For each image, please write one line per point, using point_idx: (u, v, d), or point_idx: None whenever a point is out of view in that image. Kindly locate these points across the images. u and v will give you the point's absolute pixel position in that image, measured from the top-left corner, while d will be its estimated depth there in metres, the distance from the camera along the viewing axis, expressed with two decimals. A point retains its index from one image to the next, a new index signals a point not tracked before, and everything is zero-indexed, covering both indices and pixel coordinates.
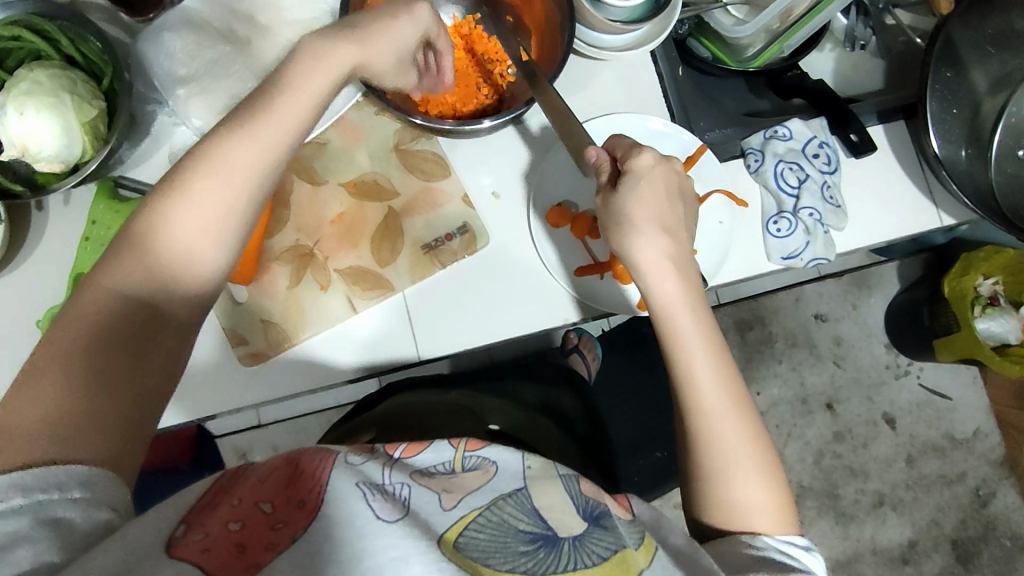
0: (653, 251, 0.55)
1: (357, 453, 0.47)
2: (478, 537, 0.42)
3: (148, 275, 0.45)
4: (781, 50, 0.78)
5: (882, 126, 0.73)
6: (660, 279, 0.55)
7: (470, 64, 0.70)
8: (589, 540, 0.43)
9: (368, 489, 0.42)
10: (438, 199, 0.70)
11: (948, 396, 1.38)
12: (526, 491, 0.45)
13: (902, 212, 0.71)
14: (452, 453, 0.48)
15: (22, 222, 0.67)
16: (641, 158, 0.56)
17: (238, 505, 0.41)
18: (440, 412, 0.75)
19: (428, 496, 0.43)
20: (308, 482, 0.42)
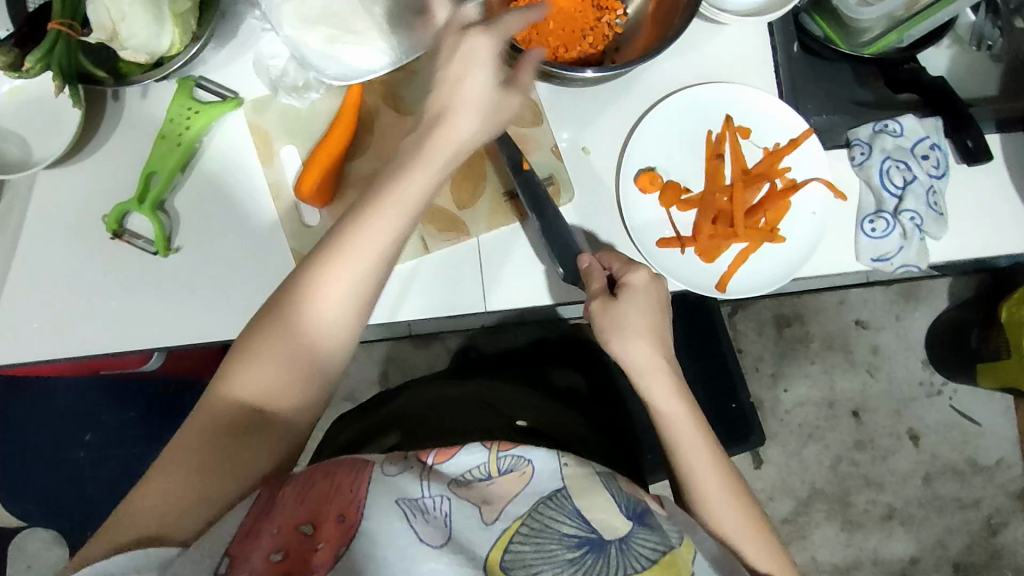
0: (648, 356, 0.58)
1: (392, 462, 0.50)
2: (524, 550, 0.45)
3: (267, 379, 0.51)
4: (898, 40, 0.73)
5: (999, 135, 0.69)
6: (653, 379, 0.58)
7: (579, 9, 0.66)
8: (635, 541, 0.47)
9: (408, 510, 0.47)
10: (527, 146, 0.66)
11: (976, 421, 1.36)
12: (566, 491, 0.48)
13: (1002, 228, 0.68)
14: (485, 455, 0.50)
15: (98, 110, 0.65)
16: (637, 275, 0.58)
17: (275, 534, 0.45)
18: (462, 412, 0.72)
19: (468, 510, 0.47)
20: (346, 495, 0.48)
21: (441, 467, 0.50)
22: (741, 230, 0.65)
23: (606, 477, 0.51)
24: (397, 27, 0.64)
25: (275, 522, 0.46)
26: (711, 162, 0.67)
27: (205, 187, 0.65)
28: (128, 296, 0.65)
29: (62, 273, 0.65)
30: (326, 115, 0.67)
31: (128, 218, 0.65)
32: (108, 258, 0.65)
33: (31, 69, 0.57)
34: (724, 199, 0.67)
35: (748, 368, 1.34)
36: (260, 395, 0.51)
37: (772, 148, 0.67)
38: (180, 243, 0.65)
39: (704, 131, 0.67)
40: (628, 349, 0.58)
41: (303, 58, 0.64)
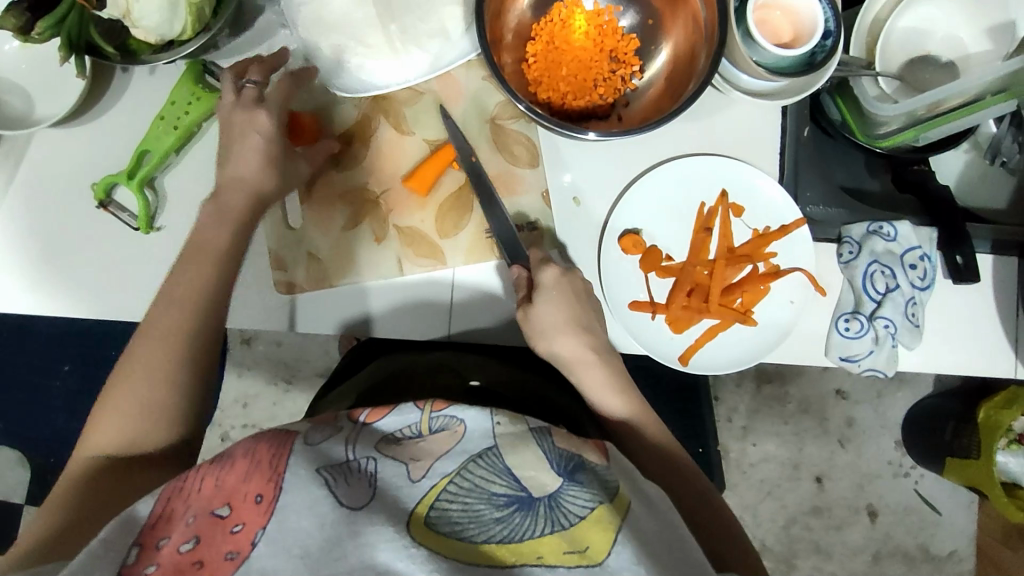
0: (570, 349, 0.62)
1: (319, 429, 0.49)
2: (451, 509, 0.43)
3: (119, 428, 0.54)
4: (914, 139, 0.72)
5: (990, 256, 0.68)
6: (604, 399, 0.62)
7: (594, 58, 0.65)
8: (564, 497, 0.44)
9: (330, 476, 0.44)
10: (518, 187, 0.66)
11: (937, 509, 1.34)
12: (497, 450, 0.46)
13: (974, 349, 0.67)
14: (418, 415, 0.49)
15: (103, 78, 0.66)
16: (544, 273, 0.62)
17: (187, 525, 0.41)
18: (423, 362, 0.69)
19: (395, 468, 0.45)
20: (262, 475, 0.43)
21: (371, 427, 0.49)
22: (714, 307, 0.66)
23: (539, 434, 0.49)
24: (410, 47, 0.63)
25: (188, 505, 0.42)
26: (698, 235, 0.66)
27: (197, 172, 0.66)
28: (106, 264, 0.66)
29: (45, 230, 0.66)
30: (324, 123, 0.67)
31: (115, 190, 0.65)
32: (90, 223, 0.66)
33: (39, 34, 0.58)
34: (704, 273, 0.67)
35: (721, 416, 1.34)
36: (168, 335, 0.56)
37: (762, 230, 0.67)
38: (163, 223, 0.66)
39: (697, 202, 0.67)
40: (554, 345, 0.62)
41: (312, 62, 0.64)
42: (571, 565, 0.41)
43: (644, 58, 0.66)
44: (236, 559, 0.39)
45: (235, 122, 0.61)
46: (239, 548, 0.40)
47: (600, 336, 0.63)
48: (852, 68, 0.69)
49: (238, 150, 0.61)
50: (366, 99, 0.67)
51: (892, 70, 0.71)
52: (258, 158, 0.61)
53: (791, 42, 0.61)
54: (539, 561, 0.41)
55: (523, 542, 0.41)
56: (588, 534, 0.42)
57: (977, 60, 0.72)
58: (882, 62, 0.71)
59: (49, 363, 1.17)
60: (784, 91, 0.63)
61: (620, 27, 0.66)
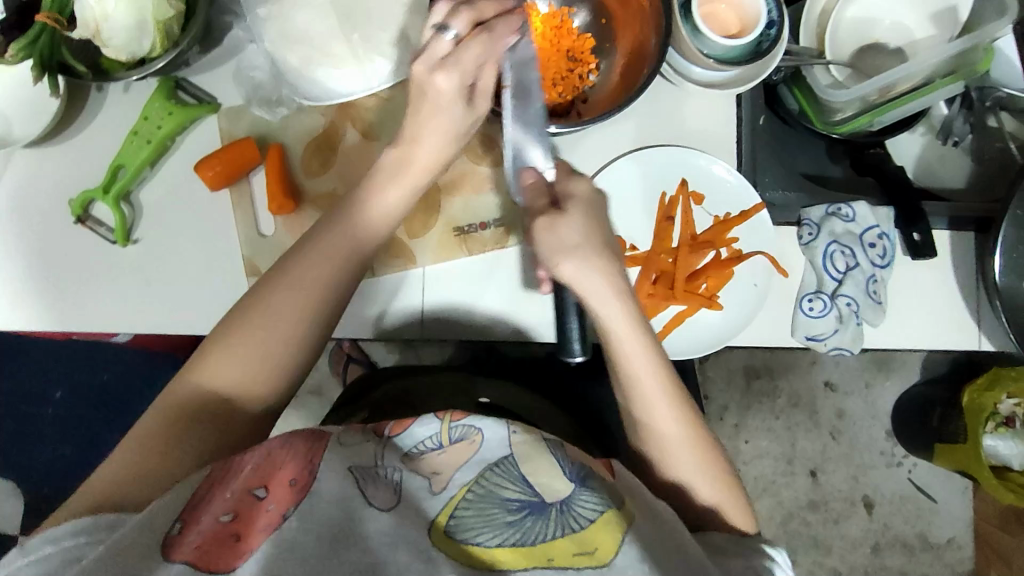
0: (601, 279, 0.52)
1: (350, 426, 0.51)
2: (466, 516, 0.45)
3: (236, 372, 0.52)
4: (870, 123, 0.74)
5: (948, 232, 0.70)
6: (649, 396, 0.55)
7: (553, 58, 0.67)
8: (575, 503, 0.46)
9: (360, 477, 0.46)
10: (484, 186, 0.69)
11: (933, 497, 1.34)
12: (513, 459, 0.48)
13: (936, 323, 0.69)
14: (438, 426, 0.49)
15: (78, 100, 0.68)
16: (579, 183, 0.54)
17: (227, 497, 0.44)
18: (426, 386, 0.74)
19: (418, 481, 0.46)
20: (298, 463, 0.46)
21: (396, 438, 0.49)
22: (680, 293, 0.67)
23: (553, 442, 0.50)
24: (372, 55, 0.65)
25: (229, 481, 0.44)
26: (661, 224, 0.68)
27: (171, 186, 0.68)
28: (87, 280, 0.68)
29: (27, 251, 0.68)
30: (296, 130, 0.69)
31: (93, 206, 0.68)
32: (70, 241, 0.68)
33: (13, 56, 0.61)
34: (668, 260, 0.69)
35: (712, 415, 1.35)
36: (302, 287, 0.54)
37: (723, 216, 0.69)
38: (141, 235, 0.68)
39: (658, 192, 0.69)
40: (584, 272, 0.52)
41: (280, 72, 0.66)
42: (582, 565, 0.45)
43: (600, 55, 0.69)
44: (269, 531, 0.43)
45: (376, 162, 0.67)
46: (273, 525, 0.44)
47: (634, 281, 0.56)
48: (803, 58, 0.71)
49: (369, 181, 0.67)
50: (333, 107, 0.69)
51: (844, 58, 0.74)
52: (402, 194, 0.57)
53: (738, 33, 0.63)
54: (550, 562, 0.44)
55: (536, 545, 0.45)
56: (597, 536, 0.46)
57: (924, 45, 0.74)
58: (832, 52, 0.73)
59: (43, 390, 1.18)
60: (735, 81, 0.65)
61: (575, 27, 0.69)
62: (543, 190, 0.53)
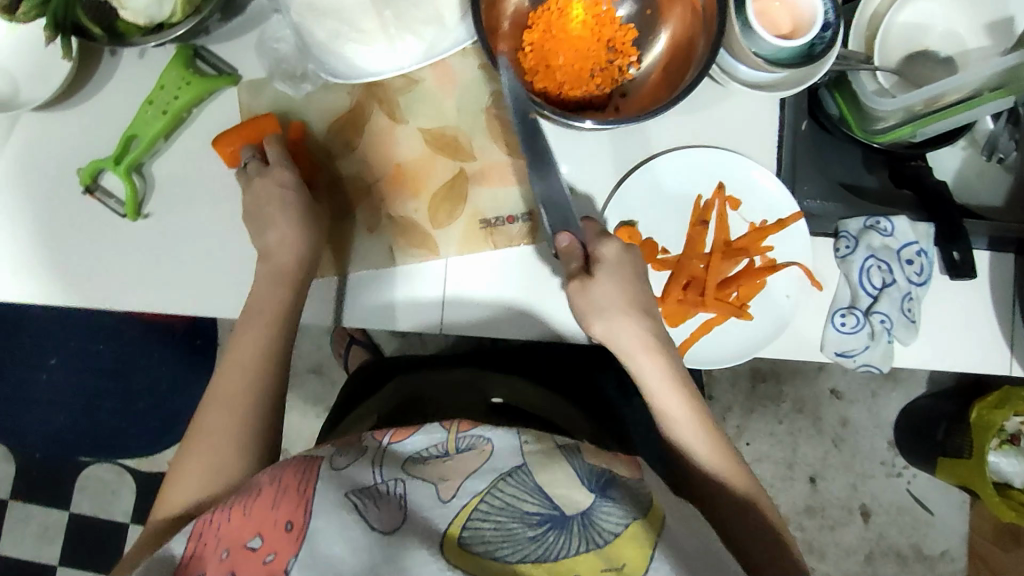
0: (632, 335, 0.60)
1: (345, 451, 0.49)
2: (484, 528, 0.43)
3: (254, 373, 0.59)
4: (912, 134, 0.70)
5: (987, 253, 0.68)
6: (662, 397, 0.60)
7: (591, 48, 0.65)
8: (597, 515, 0.43)
9: (360, 501, 0.44)
10: (513, 177, 0.66)
11: (930, 509, 1.32)
12: (526, 469, 0.45)
13: (967, 343, 0.67)
14: (444, 435, 0.48)
15: (91, 63, 0.64)
16: (607, 247, 0.59)
17: (219, 559, 0.42)
18: (441, 378, 0.73)
19: (425, 489, 0.44)
20: (291, 501, 0.44)
21: (396, 446, 0.48)
22: (710, 301, 0.65)
23: (568, 451, 0.48)
24: (404, 34, 0.62)
25: (220, 540, 0.43)
26: (694, 228, 0.66)
27: (185, 159, 0.65)
28: (93, 253, 0.65)
29: (29, 217, 0.65)
30: (319, 108, 0.66)
31: (102, 175, 0.64)
32: (76, 211, 0.65)
33: (23, 14, 0.57)
34: (700, 266, 0.66)
35: (715, 416, 1.32)
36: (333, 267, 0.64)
37: (758, 223, 0.66)
38: (152, 210, 0.65)
39: (693, 195, 0.66)
40: (615, 330, 0.60)
41: (306, 47, 0.63)
42: None
43: (642, 47, 0.65)
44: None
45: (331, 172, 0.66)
46: None
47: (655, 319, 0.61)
48: (851, 62, 0.68)
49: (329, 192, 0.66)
50: (359, 87, 0.65)
51: (891, 65, 0.71)
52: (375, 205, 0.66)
53: (790, 33, 0.60)
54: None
55: (560, 561, 0.41)
56: (624, 551, 0.42)
57: (975, 56, 0.71)
58: (880, 58, 0.71)
59: (36, 357, 1.15)
60: (785, 82, 0.62)
61: (619, 17, 0.65)
62: (578, 255, 0.58)
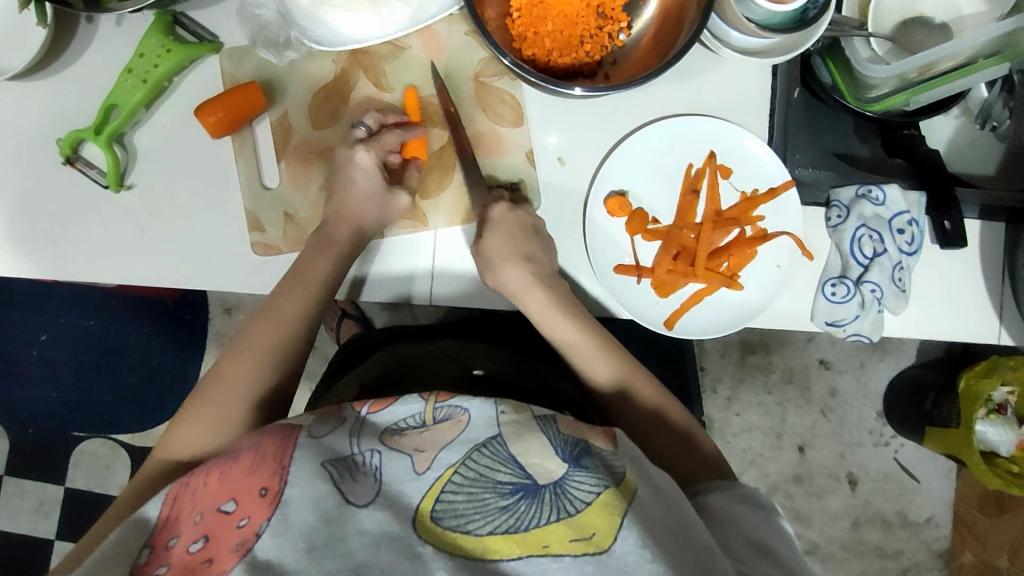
0: (517, 279, 0.61)
1: (322, 423, 0.49)
2: (457, 501, 0.42)
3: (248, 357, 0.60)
4: (905, 102, 0.70)
5: (979, 221, 0.68)
6: (582, 357, 0.63)
7: (582, 13, 0.63)
8: (570, 484, 0.42)
9: (336, 472, 0.45)
10: (502, 147, 0.65)
11: (915, 477, 1.32)
12: (501, 439, 0.45)
13: (954, 314, 0.67)
14: (422, 406, 0.49)
15: (68, 30, 0.63)
16: (494, 208, 0.61)
17: (195, 523, 0.43)
18: (425, 350, 0.73)
19: (400, 461, 0.44)
20: (267, 469, 0.45)
21: (374, 417, 0.49)
22: (701, 271, 0.65)
23: (543, 422, 0.47)
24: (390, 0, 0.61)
25: (197, 504, 0.45)
26: (685, 197, 0.65)
27: (167, 129, 0.63)
28: (74, 223, 0.64)
29: (8, 188, 0.63)
30: (303, 76, 0.64)
31: (83, 146, 0.63)
32: (57, 181, 0.64)
33: None
34: (690, 236, 0.66)
35: (705, 386, 1.32)
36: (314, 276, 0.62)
37: (750, 193, 0.66)
38: (135, 181, 0.64)
39: (684, 164, 0.65)
40: (501, 276, 0.62)
41: (288, 13, 0.61)
42: (578, 553, 0.40)
43: (631, 13, 0.64)
44: (241, 551, 0.41)
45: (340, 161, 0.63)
46: (245, 540, 0.42)
47: (545, 263, 0.63)
48: (843, 29, 0.67)
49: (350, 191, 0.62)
50: (344, 54, 0.64)
51: (885, 31, 0.70)
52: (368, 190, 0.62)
53: None
54: (545, 550, 0.40)
55: (529, 531, 0.41)
56: (594, 520, 0.41)
57: (970, 22, 0.70)
58: (874, 24, 0.69)
59: (26, 333, 1.14)
60: (776, 50, 0.61)
61: None
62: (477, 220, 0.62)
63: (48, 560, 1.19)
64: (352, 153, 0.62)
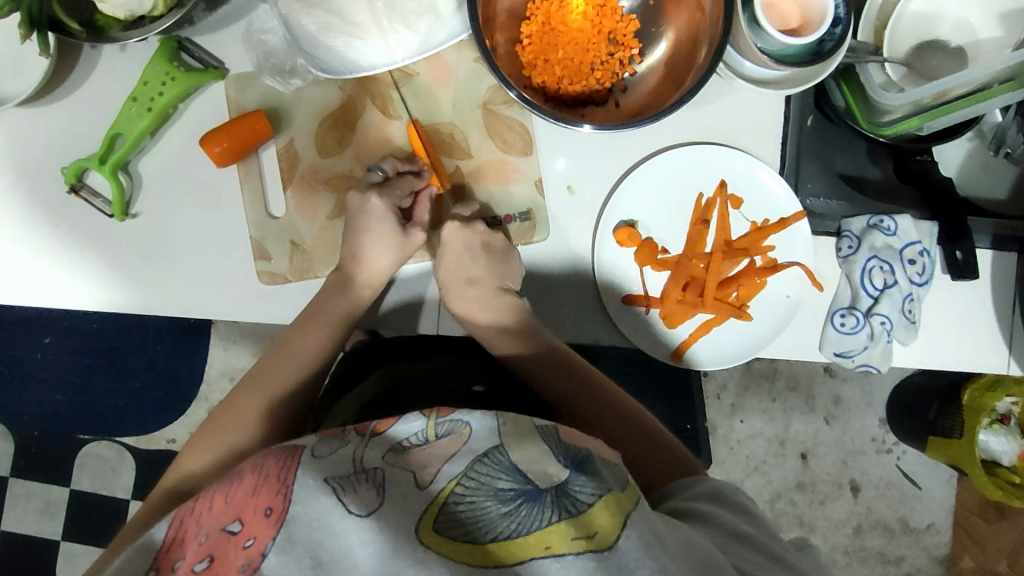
0: (467, 301, 0.64)
1: (327, 442, 0.49)
2: (458, 509, 0.42)
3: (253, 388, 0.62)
4: (918, 128, 0.68)
5: (990, 251, 0.67)
6: (573, 379, 0.63)
7: (592, 40, 0.62)
8: (571, 486, 0.43)
9: (338, 485, 0.44)
10: (510, 175, 0.65)
11: (918, 484, 1.32)
12: (503, 449, 0.46)
13: (964, 342, 0.67)
14: (424, 422, 0.49)
15: (73, 55, 0.62)
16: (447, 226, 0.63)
17: (201, 544, 0.42)
18: (423, 371, 0.66)
19: (403, 477, 0.44)
20: (271, 487, 0.44)
21: (379, 435, 0.49)
22: (709, 302, 0.65)
23: (544, 429, 0.49)
24: (397, 26, 0.61)
25: (202, 526, 0.43)
26: (695, 227, 0.65)
27: (173, 156, 0.63)
28: (78, 249, 0.63)
29: (13, 214, 0.63)
30: (308, 104, 0.63)
31: (88, 174, 0.63)
32: (62, 207, 0.63)
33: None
34: (700, 266, 0.65)
35: (709, 393, 1.32)
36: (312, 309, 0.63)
37: (760, 223, 0.65)
38: (140, 210, 0.63)
39: (695, 193, 0.65)
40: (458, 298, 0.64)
41: (294, 39, 0.61)
42: (582, 550, 0.40)
43: (644, 40, 0.63)
44: (249, 570, 0.40)
45: (353, 206, 0.62)
46: (251, 560, 0.40)
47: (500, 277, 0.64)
48: (858, 55, 0.66)
49: (369, 240, 0.62)
50: (351, 80, 0.63)
51: (899, 56, 0.69)
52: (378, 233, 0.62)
53: (798, 28, 0.58)
54: (548, 551, 0.40)
55: (531, 534, 0.40)
56: (596, 520, 0.41)
57: (986, 46, 0.69)
58: (888, 48, 0.68)
59: (28, 337, 1.13)
60: (787, 81, 0.60)
61: (621, 8, 0.63)
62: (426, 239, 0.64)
63: (54, 561, 1.20)
64: (368, 201, 0.62)
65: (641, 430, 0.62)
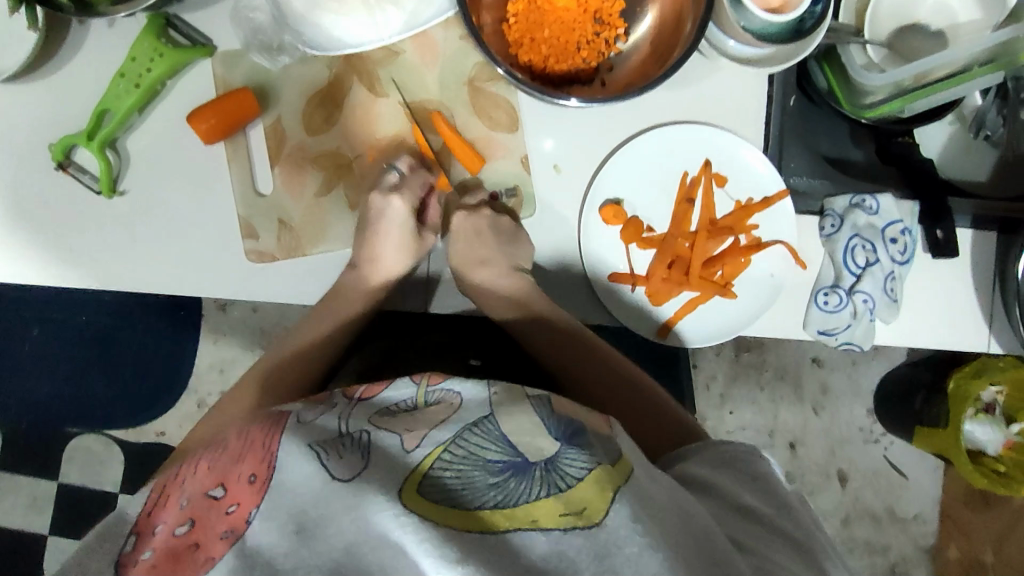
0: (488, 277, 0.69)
1: (312, 408, 0.51)
2: (444, 478, 0.41)
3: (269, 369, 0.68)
4: (898, 110, 0.69)
5: (971, 230, 0.68)
6: (563, 352, 0.68)
7: (578, 19, 0.62)
8: (561, 461, 0.41)
9: (320, 450, 0.44)
10: (498, 152, 0.65)
11: (905, 474, 1.33)
12: (492, 418, 0.45)
13: (947, 320, 0.68)
14: (413, 390, 0.51)
15: (59, 31, 0.62)
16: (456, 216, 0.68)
17: (181, 509, 0.42)
18: (425, 345, 0.70)
19: (390, 439, 0.45)
20: (257, 455, 0.44)
21: (367, 401, 0.51)
22: (694, 280, 0.66)
23: (538, 404, 0.48)
24: (384, 4, 0.61)
25: (183, 491, 0.43)
26: (680, 206, 0.65)
27: (160, 133, 0.63)
28: (65, 226, 0.63)
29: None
30: (296, 83, 0.64)
31: (75, 150, 0.63)
32: (48, 183, 0.63)
33: None
34: (685, 245, 0.66)
35: (699, 383, 1.32)
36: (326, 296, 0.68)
37: (745, 201, 0.66)
38: (127, 187, 0.63)
39: (680, 171, 0.66)
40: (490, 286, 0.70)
41: (280, 16, 0.60)
42: (569, 526, 0.39)
43: (629, 20, 0.64)
44: (232, 538, 0.40)
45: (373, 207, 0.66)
46: (234, 527, 0.40)
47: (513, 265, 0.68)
48: (840, 36, 0.67)
49: (373, 236, 0.67)
50: (338, 59, 0.63)
51: (880, 39, 0.70)
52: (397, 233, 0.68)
53: (780, 8, 0.58)
54: (534, 525, 0.39)
55: (519, 505, 0.39)
56: (585, 495, 0.40)
57: (965, 30, 0.70)
58: (870, 32, 0.69)
59: (14, 328, 1.12)
60: (772, 59, 0.61)
61: None
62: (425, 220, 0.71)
63: (41, 555, 1.19)
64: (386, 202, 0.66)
65: (626, 389, 0.67)
